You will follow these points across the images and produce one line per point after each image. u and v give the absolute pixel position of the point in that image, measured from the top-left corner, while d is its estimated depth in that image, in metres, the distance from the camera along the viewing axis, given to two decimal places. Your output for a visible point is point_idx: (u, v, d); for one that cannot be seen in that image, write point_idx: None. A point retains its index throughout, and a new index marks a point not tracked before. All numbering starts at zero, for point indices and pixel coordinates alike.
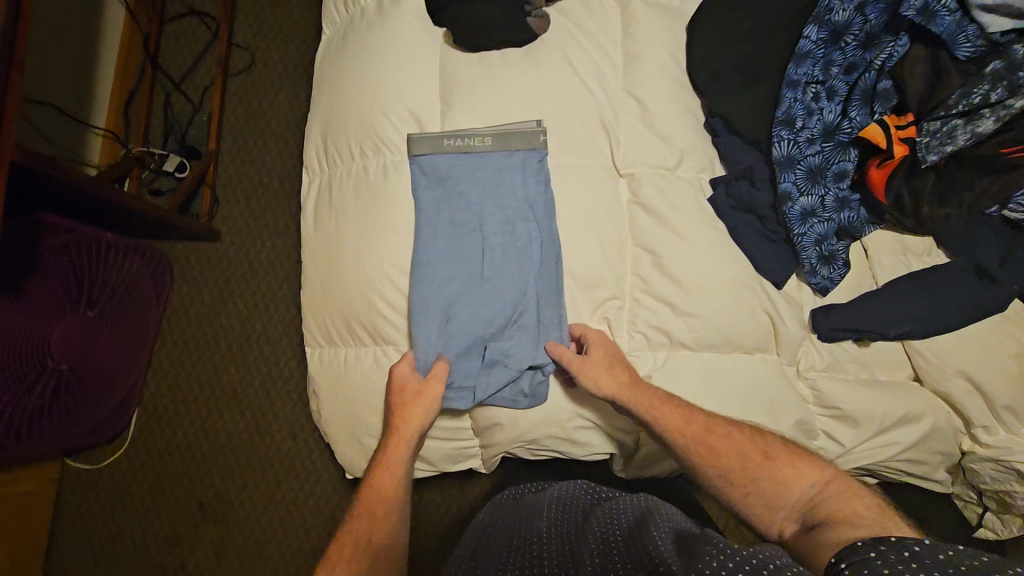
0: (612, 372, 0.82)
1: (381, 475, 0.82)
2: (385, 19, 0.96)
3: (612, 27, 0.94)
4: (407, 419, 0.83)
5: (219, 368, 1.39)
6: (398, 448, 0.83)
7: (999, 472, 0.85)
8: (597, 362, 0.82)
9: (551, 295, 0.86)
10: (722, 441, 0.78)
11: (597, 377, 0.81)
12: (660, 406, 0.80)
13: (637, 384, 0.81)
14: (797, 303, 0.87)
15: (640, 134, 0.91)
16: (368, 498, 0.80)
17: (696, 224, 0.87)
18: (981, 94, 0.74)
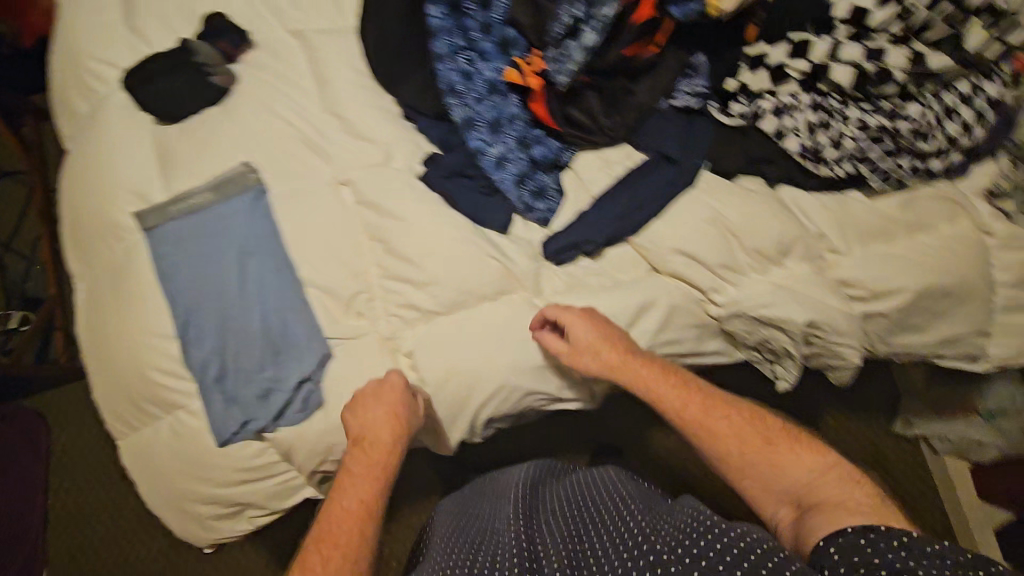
0: (601, 359, 0.85)
1: (345, 503, 0.78)
2: (96, 121, 1.03)
3: (296, 59, 1.01)
4: (374, 421, 0.83)
5: (119, 503, 1.31)
6: (382, 452, 0.82)
7: (748, 324, 0.92)
8: (586, 348, 0.85)
9: (297, 312, 0.90)
10: (716, 421, 0.79)
11: (588, 367, 0.86)
12: (641, 372, 0.85)
13: (639, 369, 0.84)
14: (525, 240, 0.94)
15: (346, 143, 0.98)
16: (340, 503, 0.77)
17: (412, 204, 0.94)
18: (570, 15, 0.82)
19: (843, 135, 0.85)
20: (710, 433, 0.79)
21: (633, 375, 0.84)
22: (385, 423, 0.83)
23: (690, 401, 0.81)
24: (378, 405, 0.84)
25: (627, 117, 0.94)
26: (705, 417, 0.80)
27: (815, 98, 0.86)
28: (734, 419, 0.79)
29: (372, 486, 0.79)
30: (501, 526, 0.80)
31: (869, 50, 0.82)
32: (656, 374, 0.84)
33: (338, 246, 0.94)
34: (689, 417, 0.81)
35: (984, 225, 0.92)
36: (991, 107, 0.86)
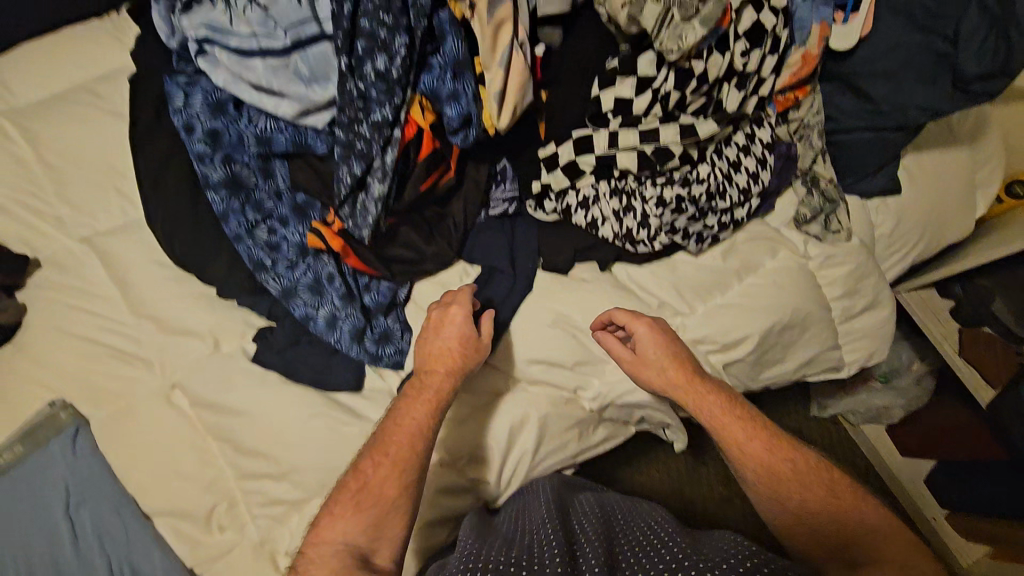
0: (662, 374, 0.83)
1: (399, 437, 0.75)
2: None
3: (89, 269, 0.93)
4: (450, 335, 0.81)
5: None
6: (438, 376, 0.79)
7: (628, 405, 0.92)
8: (649, 362, 0.84)
9: (154, 548, 0.82)
10: (759, 450, 0.77)
11: (649, 380, 0.84)
12: (710, 398, 0.81)
13: (714, 403, 0.80)
14: (384, 391, 0.90)
15: (166, 344, 0.90)
16: (388, 431, 0.75)
17: (254, 391, 0.88)
18: (351, 173, 0.79)
19: (647, 214, 0.87)
20: (756, 477, 0.76)
21: (699, 404, 0.81)
22: (428, 364, 0.80)
23: (749, 434, 0.78)
24: (439, 337, 0.81)
25: (446, 239, 0.91)
26: (755, 445, 0.77)
27: (612, 184, 0.89)
28: (791, 462, 0.76)
29: (426, 414, 0.76)
30: (535, 529, 0.72)
31: (644, 133, 0.84)
32: (722, 401, 0.81)
33: (178, 461, 0.85)
34: (741, 443, 0.78)
35: (801, 251, 0.97)
36: (767, 150, 0.92)
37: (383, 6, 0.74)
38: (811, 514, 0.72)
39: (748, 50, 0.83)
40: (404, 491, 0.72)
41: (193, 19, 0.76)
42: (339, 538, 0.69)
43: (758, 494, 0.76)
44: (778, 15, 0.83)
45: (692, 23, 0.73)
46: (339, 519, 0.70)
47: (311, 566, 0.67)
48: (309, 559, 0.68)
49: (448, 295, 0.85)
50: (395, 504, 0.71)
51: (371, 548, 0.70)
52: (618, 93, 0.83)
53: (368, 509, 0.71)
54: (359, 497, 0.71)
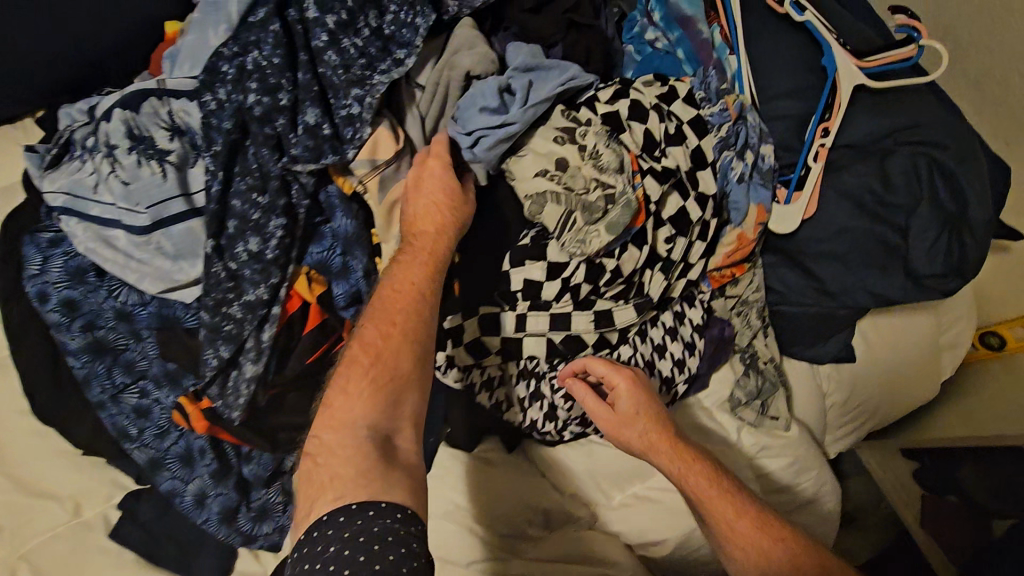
0: (643, 433, 0.73)
1: (393, 284, 0.64)
2: None
3: None
4: (427, 211, 0.67)
5: None
6: (431, 237, 0.66)
7: None
8: (628, 419, 0.73)
9: None
10: (746, 530, 0.68)
11: (628, 438, 0.73)
12: (688, 470, 0.71)
13: (701, 477, 0.71)
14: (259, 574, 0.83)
15: (18, 506, 0.81)
16: (384, 298, 0.63)
17: (111, 571, 0.80)
18: (216, 355, 0.71)
19: (556, 406, 0.79)
20: (745, 548, 0.68)
21: (687, 474, 0.71)
22: (423, 206, 0.67)
23: (732, 509, 0.69)
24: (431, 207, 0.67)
25: None
26: (734, 518, 0.69)
27: (522, 365, 0.80)
28: (783, 542, 0.68)
29: (422, 278, 0.64)
30: None
31: (554, 318, 0.77)
32: (703, 465, 0.71)
33: None
34: (713, 511, 0.70)
35: (733, 439, 0.88)
36: (698, 333, 0.84)
37: (257, 186, 0.67)
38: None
39: (671, 238, 0.76)
40: (402, 384, 0.60)
41: (54, 183, 0.70)
42: (354, 421, 0.57)
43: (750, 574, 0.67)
44: (706, 204, 0.76)
45: (597, 227, 0.66)
46: (364, 372, 0.59)
47: (320, 463, 0.55)
48: (324, 450, 0.56)
49: (418, 178, 0.69)
50: (410, 376, 0.60)
51: (390, 429, 0.58)
52: (527, 274, 0.75)
53: (385, 388, 0.59)
54: (373, 376, 0.59)
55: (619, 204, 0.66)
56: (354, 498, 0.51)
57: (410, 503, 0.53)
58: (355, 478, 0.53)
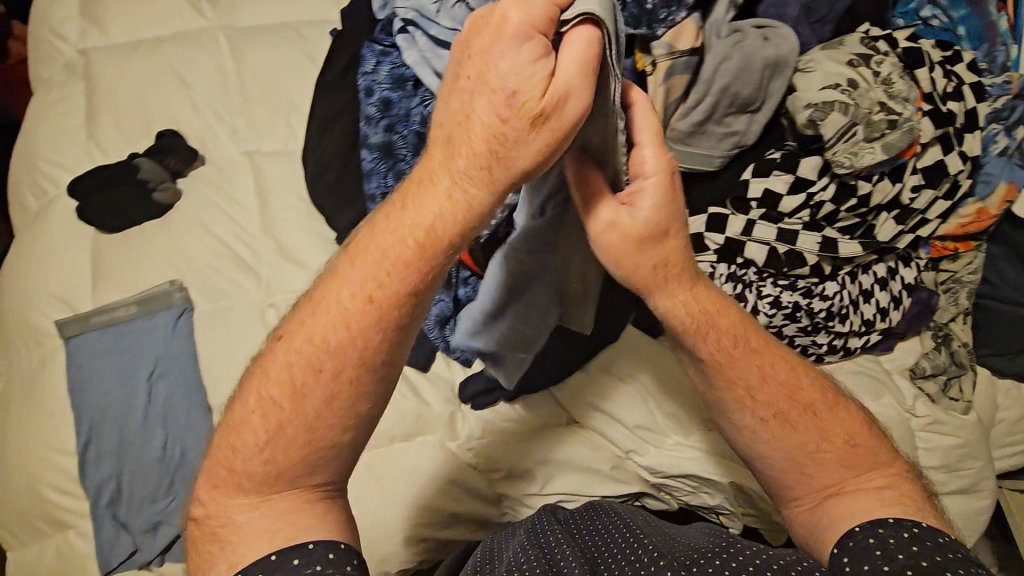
0: (655, 267, 0.62)
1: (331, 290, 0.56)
2: (40, 220, 1.05)
3: (241, 180, 1.04)
4: (429, 193, 0.52)
5: None
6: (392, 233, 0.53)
7: (684, 483, 0.91)
8: (651, 239, 0.60)
9: (202, 437, 0.88)
10: (771, 384, 0.69)
11: (639, 270, 0.61)
12: (721, 325, 0.67)
13: (733, 326, 0.68)
14: (445, 381, 0.94)
15: (279, 266, 0.99)
16: (301, 325, 0.56)
17: None
18: None
19: (758, 310, 0.85)
20: (761, 413, 0.68)
21: (715, 323, 0.67)
22: (464, 136, 0.49)
23: (760, 369, 0.69)
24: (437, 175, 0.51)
25: None
26: (757, 380, 0.69)
27: (732, 269, 0.86)
28: (813, 412, 0.69)
29: (401, 276, 0.53)
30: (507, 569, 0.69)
31: (782, 232, 0.83)
32: (732, 318, 0.69)
33: None
34: (731, 362, 0.68)
35: (908, 404, 0.90)
36: (906, 291, 0.87)
37: None
38: (814, 463, 0.68)
39: (919, 187, 0.80)
40: (338, 383, 0.55)
41: (407, 1, 0.84)
42: (240, 476, 0.56)
43: (758, 439, 0.69)
44: (966, 162, 0.79)
45: (873, 145, 0.72)
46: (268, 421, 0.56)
47: (245, 513, 0.56)
48: (233, 474, 0.56)
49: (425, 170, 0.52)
50: (337, 413, 0.55)
51: (335, 444, 0.57)
52: (769, 185, 0.82)
53: (301, 432, 0.56)
54: (286, 422, 0.55)
55: (901, 129, 0.72)
56: (314, 536, 0.54)
57: (339, 539, 0.55)
58: (280, 508, 0.56)
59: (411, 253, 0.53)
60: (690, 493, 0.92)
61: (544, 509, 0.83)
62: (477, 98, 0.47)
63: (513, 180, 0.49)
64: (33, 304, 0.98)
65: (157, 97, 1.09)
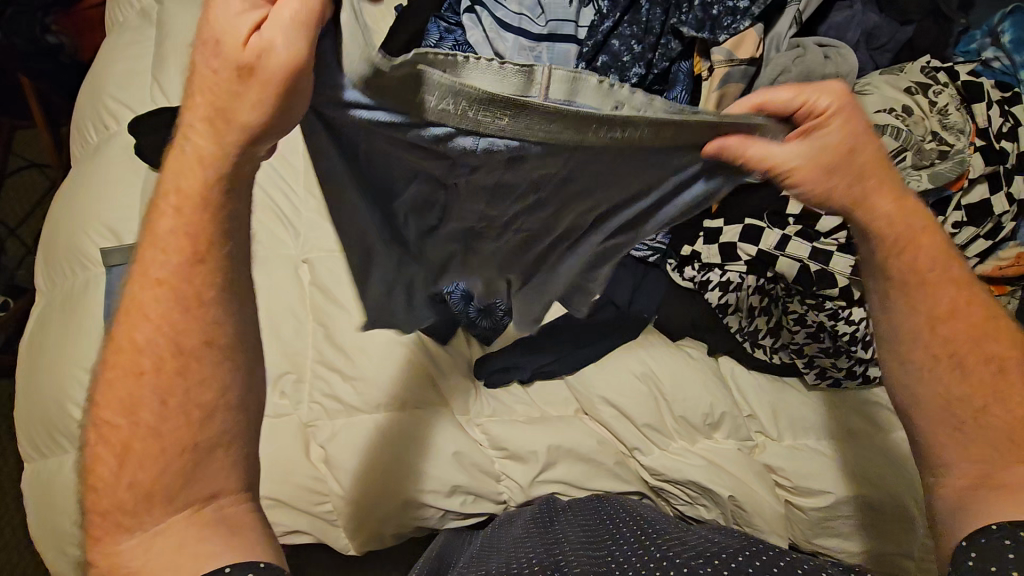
0: (854, 186, 0.55)
1: (134, 319, 0.49)
2: (100, 151, 1.09)
3: (292, 139, 1.08)
4: (183, 165, 0.47)
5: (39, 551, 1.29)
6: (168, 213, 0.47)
7: (688, 492, 0.88)
8: (843, 161, 0.54)
9: None
10: (986, 327, 0.61)
11: (836, 193, 0.55)
12: (896, 227, 0.58)
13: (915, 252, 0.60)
14: (465, 355, 0.96)
15: (318, 225, 1.02)
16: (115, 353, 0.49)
17: (363, 297, 0.97)
18: None
19: (782, 325, 0.88)
20: (913, 356, 0.62)
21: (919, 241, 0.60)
22: (198, 110, 0.45)
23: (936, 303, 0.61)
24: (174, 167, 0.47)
25: None
26: (926, 299, 0.61)
27: (760, 281, 0.88)
28: (959, 329, 0.61)
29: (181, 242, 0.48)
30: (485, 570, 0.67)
31: (817, 251, 0.83)
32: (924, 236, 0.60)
33: (279, 321, 0.96)
34: (921, 281, 0.61)
35: None
36: None
37: (637, 37, 0.81)
38: (1007, 387, 0.59)
39: (961, 223, 0.79)
40: (189, 395, 0.49)
41: None
42: (112, 488, 0.49)
43: (915, 384, 0.62)
44: (1011, 204, 0.79)
45: (921, 172, 0.72)
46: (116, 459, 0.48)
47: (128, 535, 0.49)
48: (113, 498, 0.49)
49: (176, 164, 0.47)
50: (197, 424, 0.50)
51: (199, 449, 0.50)
52: None
53: (163, 457, 0.49)
54: (134, 450, 0.48)
55: (951, 159, 0.73)
56: (229, 557, 0.48)
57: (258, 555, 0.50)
58: (179, 523, 0.49)
59: (189, 250, 0.48)
60: (696, 504, 0.89)
61: (545, 497, 0.88)
62: (206, 69, 0.43)
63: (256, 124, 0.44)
64: (85, 230, 1.03)
65: None
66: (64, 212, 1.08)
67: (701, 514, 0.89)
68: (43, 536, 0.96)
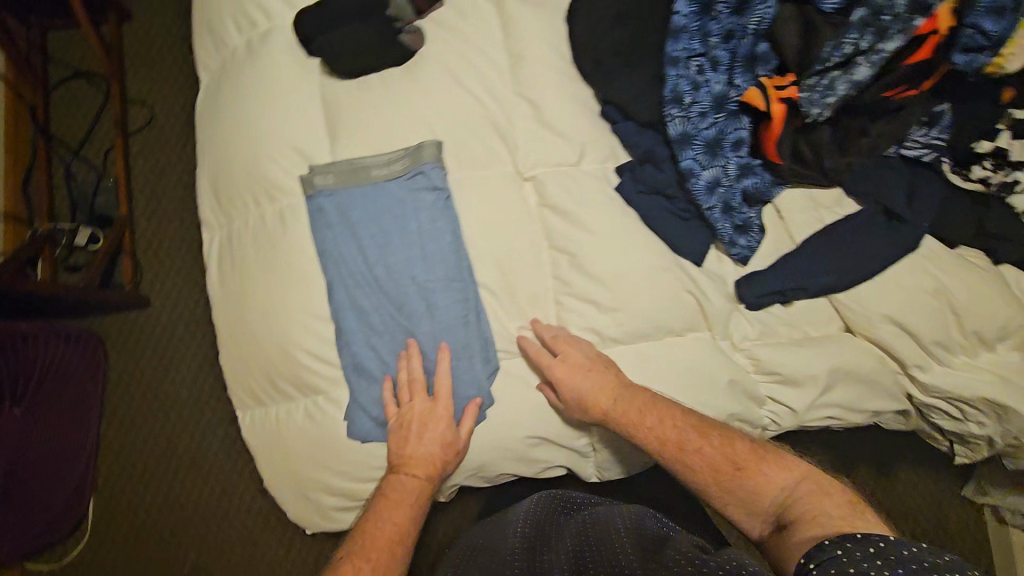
0: (702, 455, 0.72)
1: (392, 495, 0.77)
2: (257, 57, 0.92)
3: (489, 31, 0.91)
4: (427, 440, 0.79)
5: (147, 507, 1.24)
6: (416, 480, 0.78)
7: (962, 410, 0.86)
8: (675, 435, 0.74)
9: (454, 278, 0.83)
10: (738, 449, 0.72)
11: (701, 476, 0.71)
12: (694, 441, 0.73)
13: (735, 450, 0.72)
14: (719, 276, 0.87)
15: (536, 134, 0.89)
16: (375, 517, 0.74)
17: (604, 220, 0.86)
18: (853, 43, 0.72)
19: None
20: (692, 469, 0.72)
21: (765, 472, 0.69)
22: (420, 461, 0.79)
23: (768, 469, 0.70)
24: (428, 444, 0.79)
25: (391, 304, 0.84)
26: (714, 462, 0.72)
27: None
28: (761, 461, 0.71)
29: (416, 488, 0.78)
30: None
31: None
32: (701, 442, 0.73)
33: (517, 250, 0.86)
34: (712, 459, 0.72)
35: None
36: None
37: None
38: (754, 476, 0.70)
39: None
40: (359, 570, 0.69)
41: None
42: None
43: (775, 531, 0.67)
44: None
45: None
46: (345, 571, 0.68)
47: None
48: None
49: (413, 458, 0.79)
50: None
51: None
52: None
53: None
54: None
55: None
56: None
57: None
58: None
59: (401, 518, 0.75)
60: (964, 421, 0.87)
61: (545, 494, 0.89)
62: (435, 435, 0.80)
63: (424, 472, 0.79)
64: (266, 153, 0.89)
65: None
66: (226, 131, 0.92)
67: (966, 430, 0.87)
68: (286, 487, 0.91)
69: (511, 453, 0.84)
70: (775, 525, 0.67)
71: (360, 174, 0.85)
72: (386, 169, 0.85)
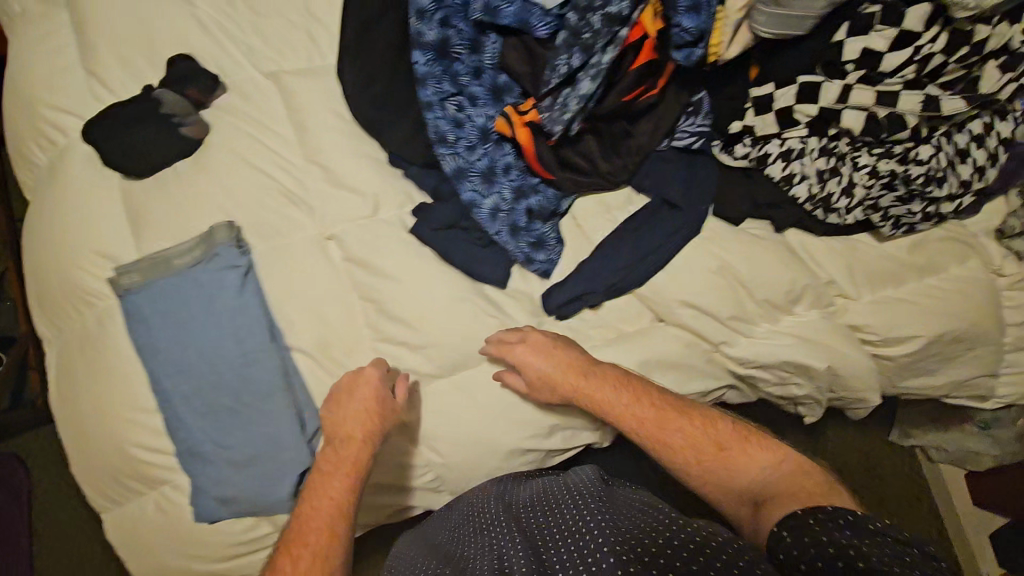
0: (654, 416, 0.79)
1: (320, 481, 0.77)
2: (59, 173, 0.95)
3: (271, 106, 0.95)
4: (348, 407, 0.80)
5: None
6: (345, 446, 0.78)
7: (778, 374, 0.89)
8: (628, 417, 0.80)
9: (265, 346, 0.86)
10: (716, 429, 0.78)
11: (673, 450, 0.77)
12: (630, 410, 0.80)
13: (721, 429, 0.78)
14: (525, 295, 0.91)
15: (331, 195, 0.92)
16: (304, 516, 0.74)
17: (404, 264, 0.89)
18: (566, 64, 0.76)
19: (854, 182, 0.81)
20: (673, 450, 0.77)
21: (736, 455, 0.75)
22: (354, 429, 0.79)
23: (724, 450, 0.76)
24: (360, 420, 0.79)
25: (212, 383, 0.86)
26: (674, 448, 0.77)
27: (823, 142, 0.82)
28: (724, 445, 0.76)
29: (358, 460, 0.78)
30: None
31: (882, 95, 0.77)
32: (681, 423, 0.78)
33: (326, 310, 0.89)
34: (675, 446, 0.77)
35: (995, 265, 0.89)
36: (1004, 146, 0.83)
37: None
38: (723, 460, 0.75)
39: None
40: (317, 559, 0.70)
41: None
42: None
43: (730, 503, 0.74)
44: None
45: None
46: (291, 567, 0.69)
47: None
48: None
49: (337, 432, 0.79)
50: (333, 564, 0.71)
51: None
52: (869, 43, 0.76)
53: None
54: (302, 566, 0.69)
55: None
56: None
57: None
58: None
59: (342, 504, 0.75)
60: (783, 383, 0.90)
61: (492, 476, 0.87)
62: (359, 402, 0.80)
63: (363, 432, 0.79)
64: (78, 263, 0.91)
65: (158, 19, 0.96)
66: (42, 249, 0.95)
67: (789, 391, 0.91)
68: None
69: (354, 501, 0.87)
70: (744, 504, 0.73)
71: (162, 265, 0.88)
72: (185, 255, 0.88)
